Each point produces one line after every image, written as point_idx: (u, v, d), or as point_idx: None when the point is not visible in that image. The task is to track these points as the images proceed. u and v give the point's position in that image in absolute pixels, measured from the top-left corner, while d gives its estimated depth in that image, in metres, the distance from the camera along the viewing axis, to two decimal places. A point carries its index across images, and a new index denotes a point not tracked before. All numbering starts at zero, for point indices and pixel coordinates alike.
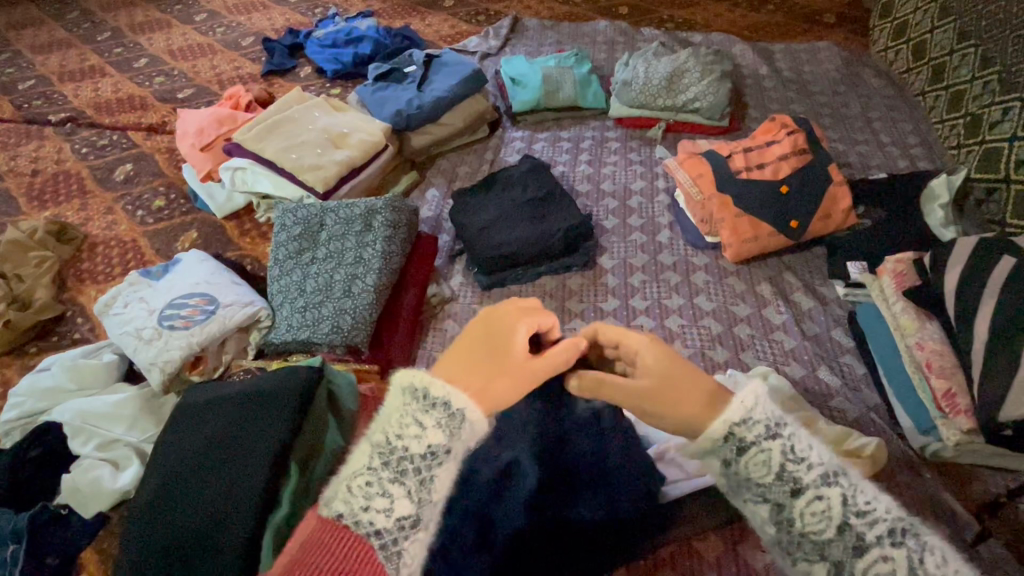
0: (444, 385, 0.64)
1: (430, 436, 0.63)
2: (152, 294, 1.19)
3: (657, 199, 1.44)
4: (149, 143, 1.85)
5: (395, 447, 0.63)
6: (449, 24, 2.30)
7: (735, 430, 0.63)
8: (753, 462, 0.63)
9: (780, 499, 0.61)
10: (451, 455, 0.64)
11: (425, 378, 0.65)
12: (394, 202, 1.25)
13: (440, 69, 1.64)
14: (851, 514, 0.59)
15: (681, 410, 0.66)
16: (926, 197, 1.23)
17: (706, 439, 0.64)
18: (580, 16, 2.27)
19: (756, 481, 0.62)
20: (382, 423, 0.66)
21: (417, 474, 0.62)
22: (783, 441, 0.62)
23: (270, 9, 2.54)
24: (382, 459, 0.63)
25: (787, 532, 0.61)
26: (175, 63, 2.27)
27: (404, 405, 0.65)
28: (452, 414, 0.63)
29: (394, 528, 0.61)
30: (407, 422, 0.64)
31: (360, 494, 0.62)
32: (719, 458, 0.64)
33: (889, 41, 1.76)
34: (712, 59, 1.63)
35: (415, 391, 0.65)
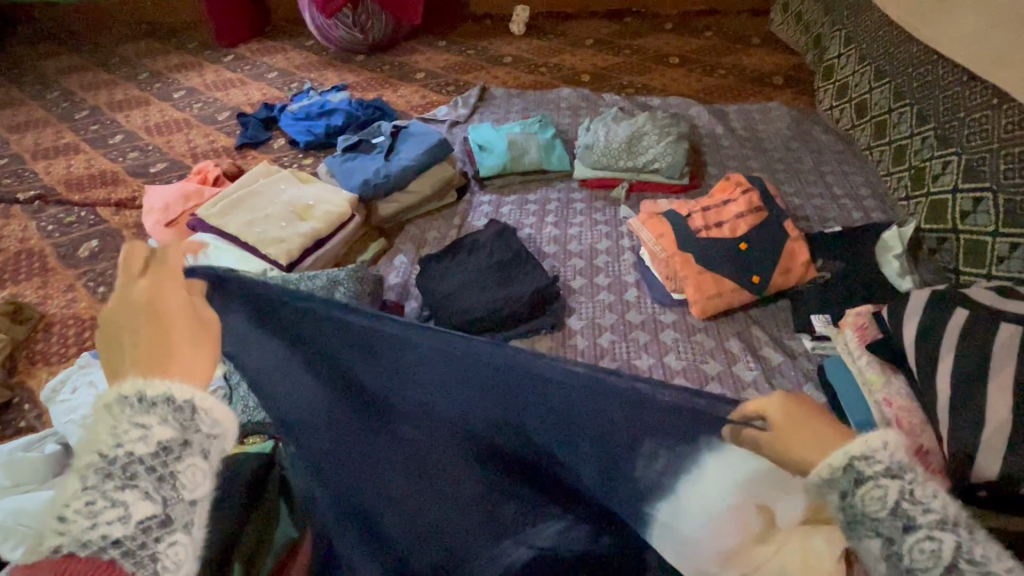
0: (159, 382, 0.55)
1: (155, 432, 0.54)
2: (102, 377, 1.14)
3: (623, 258, 1.46)
4: (117, 218, 1.84)
5: (115, 458, 0.53)
6: (420, 94, 2.40)
7: (857, 462, 0.55)
8: (868, 496, 0.55)
9: (892, 533, 0.54)
10: (190, 448, 0.55)
11: (132, 382, 0.55)
12: (355, 272, 1.24)
13: (407, 139, 1.68)
14: (963, 559, 0.53)
15: (812, 441, 0.57)
16: (881, 248, 1.26)
17: (827, 468, 0.56)
18: (545, 84, 2.39)
19: (871, 515, 0.55)
20: (90, 438, 0.54)
21: (153, 473, 0.54)
22: (905, 481, 0.55)
23: (247, 85, 2.64)
24: (103, 473, 0.53)
25: (894, 567, 0.54)
26: (150, 138, 2.31)
27: (113, 411, 0.54)
28: (179, 406, 0.55)
29: (134, 535, 0.52)
30: (124, 427, 0.53)
31: (77, 517, 0.51)
32: (831, 490, 0.56)
33: (834, 100, 1.87)
34: (668, 122, 1.70)
35: (124, 397, 0.54)
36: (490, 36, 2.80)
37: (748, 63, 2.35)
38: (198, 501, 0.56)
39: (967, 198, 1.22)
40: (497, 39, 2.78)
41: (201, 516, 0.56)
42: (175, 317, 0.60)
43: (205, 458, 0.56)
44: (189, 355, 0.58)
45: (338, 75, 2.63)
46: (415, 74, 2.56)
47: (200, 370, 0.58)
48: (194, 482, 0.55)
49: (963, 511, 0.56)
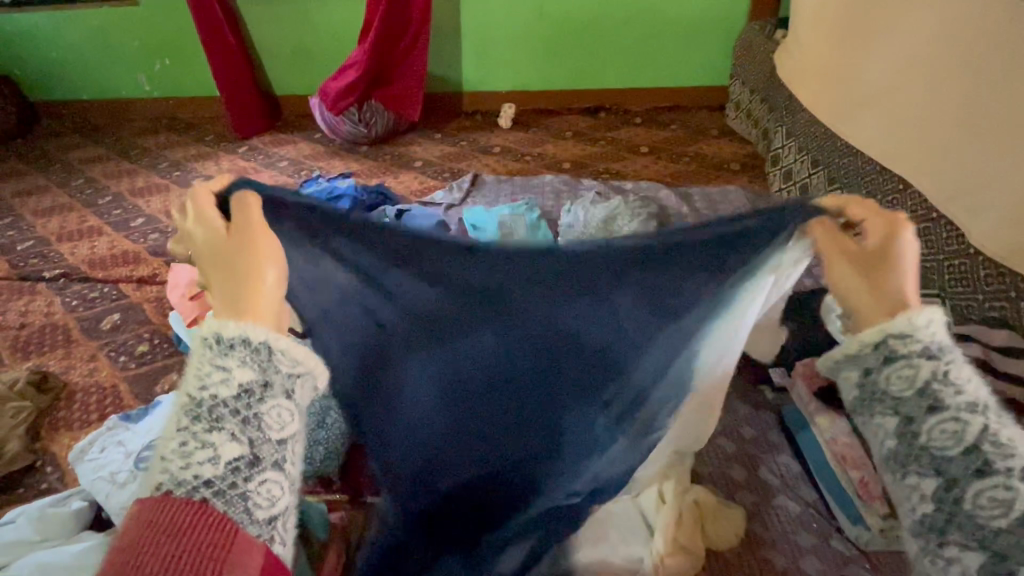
0: (235, 325, 0.64)
1: (237, 374, 0.63)
2: (130, 436, 1.24)
3: None
4: (138, 293, 1.99)
5: (203, 400, 0.62)
6: (419, 181, 2.67)
7: (891, 340, 0.66)
8: (895, 375, 0.66)
9: (912, 413, 0.65)
10: (271, 389, 0.64)
11: (212, 326, 0.64)
12: None
13: (409, 221, 1.89)
14: (985, 442, 0.62)
15: (865, 304, 0.69)
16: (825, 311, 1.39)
17: (857, 342, 0.68)
18: (531, 171, 2.69)
19: (891, 394, 0.66)
20: (183, 387, 0.64)
21: (238, 416, 0.62)
22: (939, 363, 0.65)
23: (260, 173, 2.91)
24: (197, 414, 0.61)
25: (910, 443, 0.64)
26: (170, 221, 2.52)
27: (200, 357, 0.64)
28: (255, 348, 0.64)
29: (227, 472, 0.60)
30: (208, 370, 0.63)
31: (177, 456, 0.60)
32: (856, 365, 0.68)
33: (782, 184, 2.15)
34: (639, 205, 1.95)
35: (208, 341, 0.64)
36: (481, 129, 3.15)
37: (709, 152, 2.68)
38: (283, 440, 0.64)
39: None
40: (487, 131, 3.12)
41: (284, 452, 0.64)
42: (258, 266, 0.69)
43: (286, 399, 0.66)
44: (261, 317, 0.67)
45: (344, 164, 2.92)
46: (414, 163, 2.85)
47: (275, 325, 0.68)
48: (280, 421, 0.64)
49: (992, 402, 0.65)
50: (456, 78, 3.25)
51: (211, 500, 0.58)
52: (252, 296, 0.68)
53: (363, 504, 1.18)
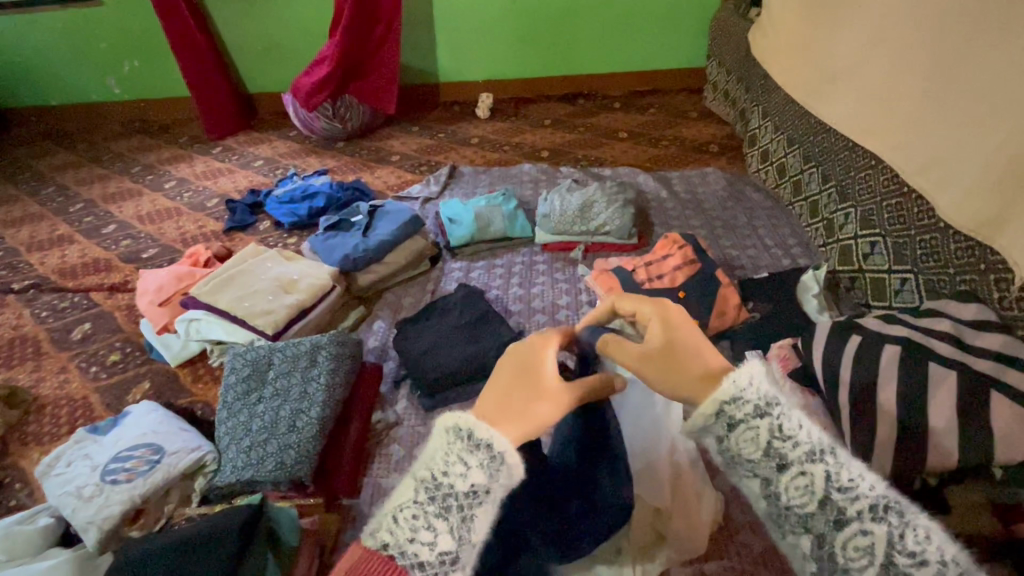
0: (488, 427, 0.66)
1: (473, 474, 0.65)
2: (97, 449, 1.22)
3: (581, 311, 1.61)
4: (109, 301, 1.95)
5: (441, 484, 0.66)
6: (396, 175, 2.63)
7: (726, 407, 0.69)
8: (742, 439, 0.69)
9: (768, 474, 0.68)
10: (490, 497, 0.66)
11: (468, 419, 0.67)
12: (336, 336, 1.34)
13: (383, 216, 1.86)
14: (833, 489, 0.65)
15: (681, 381, 0.74)
16: (801, 287, 1.43)
17: (701, 415, 0.70)
18: (509, 161, 2.66)
19: (746, 458, 0.69)
20: (427, 458, 0.68)
21: (459, 511, 0.66)
22: (772, 420, 0.68)
23: (235, 174, 2.86)
24: (428, 495, 0.66)
25: (777, 504, 0.68)
26: (142, 226, 2.47)
27: (449, 442, 0.67)
28: (494, 455, 0.65)
29: (436, 563, 0.64)
30: (452, 459, 0.66)
31: (405, 526, 0.66)
32: (709, 435, 0.71)
33: (760, 164, 2.13)
34: (616, 190, 1.92)
35: (460, 431, 0.67)
36: (459, 121, 3.10)
37: (687, 135, 2.66)
38: (479, 544, 0.67)
39: (865, 243, 1.41)
40: (465, 122, 3.07)
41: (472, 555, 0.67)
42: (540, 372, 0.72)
43: (493, 507, 0.67)
44: (512, 423, 0.67)
45: (320, 161, 2.87)
46: (391, 157, 2.81)
47: (521, 435, 0.67)
48: (481, 527, 0.67)
49: (832, 441, 0.69)
50: (432, 69, 3.19)
51: None
52: (530, 403, 0.69)
53: (339, 506, 1.20)
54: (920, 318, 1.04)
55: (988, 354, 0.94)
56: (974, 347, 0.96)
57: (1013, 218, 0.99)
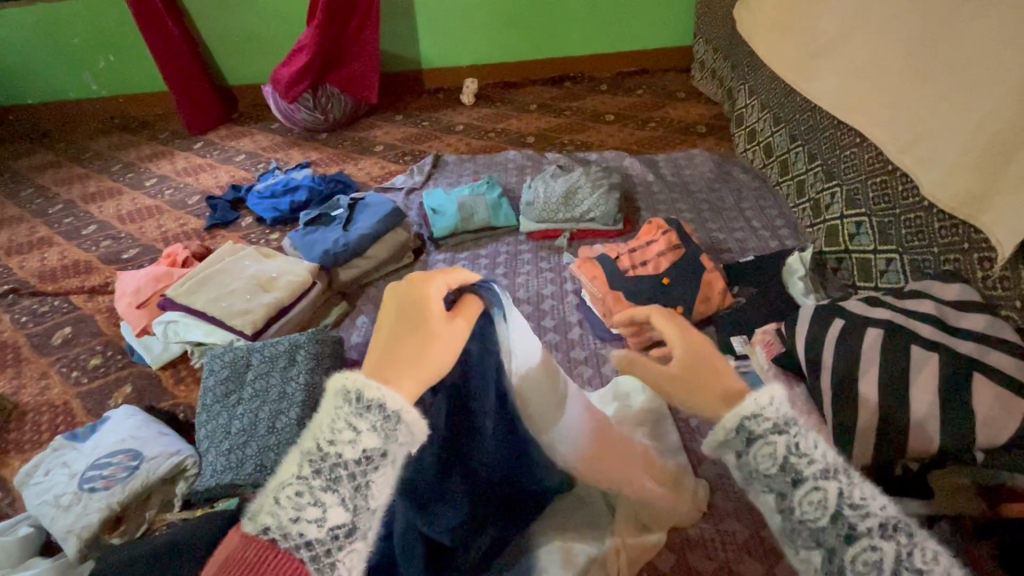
0: (379, 387, 0.64)
1: (363, 442, 0.63)
2: (75, 457, 1.20)
3: (566, 300, 1.59)
4: (90, 304, 1.92)
5: (328, 455, 0.63)
6: (380, 165, 2.58)
7: (748, 423, 0.67)
8: (759, 455, 0.67)
9: (783, 489, 0.66)
10: (386, 461, 0.65)
11: (356, 379, 0.64)
12: (314, 334, 1.32)
13: (363, 209, 1.82)
14: (845, 506, 0.64)
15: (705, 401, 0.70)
16: (787, 271, 1.40)
17: (722, 430, 0.67)
18: (494, 148, 2.61)
19: (762, 473, 0.67)
20: (311, 428, 0.65)
21: (352, 481, 0.64)
22: (789, 437, 0.66)
23: (216, 169, 2.80)
24: (314, 469, 0.63)
25: (789, 519, 0.66)
26: (123, 226, 2.42)
27: (336, 408, 0.63)
28: (387, 416, 0.63)
29: (327, 538, 0.62)
30: (340, 427, 0.63)
31: (288, 505, 0.62)
32: (728, 450, 0.69)
33: (747, 143, 2.09)
34: (601, 175, 1.89)
35: (348, 395, 0.63)
36: (443, 108, 3.04)
37: (675, 116, 2.61)
38: (375, 510, 0.66)
39: (851, 223, 1.38)
40: (449, 109, 3.01)
41: (372, 520, 0.67)
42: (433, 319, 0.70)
43: (391, 469, 0.66)
44: (408, 377, 0.66)
45: (303, 154, 2.82)
46: (375, 147, 2.76)
47: (418, 390, 0.67)
48: (379, 491, 0.66)
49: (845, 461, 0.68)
50: (414, 56, 3.12)
51: (308, 561, 0.62)
52: (424, 352, 0.68)
53: None
54: (903, 300, 1.03)
55: (972, 335, 0.92)
56: (958, 328, 0.94)
57: (997, 196, 0.96)
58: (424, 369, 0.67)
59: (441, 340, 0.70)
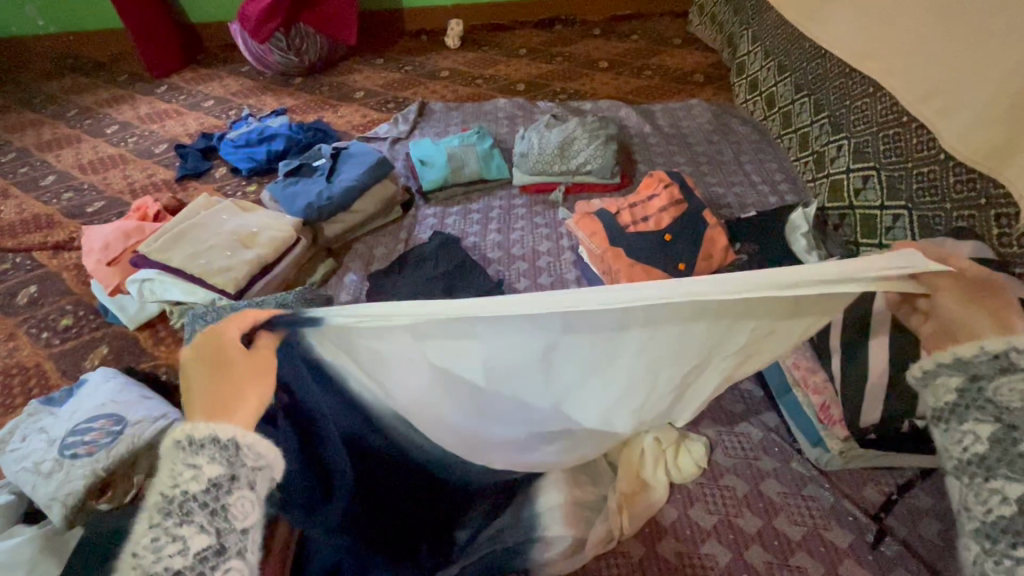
0: (204, 427, 0.57)
1: (207, 469, 0.56)
2: (53, 422, 1.14)
3: (563, 257, 1.55)
4: (56, 261, 1.80)
5: (174, 496, 0.56)
6: (361, 113, 2.43)
7: (1012, 353, 0.64)
8: (1007, 388, 0.64)
9: (1015, 420, 0.63)
10: (241, 481, 0.58)
11: (183, 427, 0.58)
12: (303, 294, 1.25)
13: (348, 159, 1.72)
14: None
15: (976, 318, 0.67)
16: (790, 228, 1.35)
17: (972, 347, 0.66)
18: (482, 96, 2.47)
19: (998, 403, 0.65)
20: (158, 476, 0.58)
21: (209, 508, 0.56)
22: None
23: (183, 115, 2.61)
24: (167, 513, 0.56)
25: (1010, 451, 0.63)
26: (85, 177, 2.26)
27: (172, 454, 0.57)
28: (224, 445, 0.57)
29: (193, 567, 0.54)
30: (179, 469, 0.57)
31: (144, 552, 0.54)
32: (958, 375, 0.68)
33: (747, 94, 2.01)
34: (597, 125, 1.80)
35: (180, 441, 0.57)
36: (427, 51, 2.85)
37: (671, 63, 2.49)
38: (250, 532, 0.58)
39: (858, 177, 1.35)
40: (433, 54, 2.83)
41: (251, 544, 0.58)
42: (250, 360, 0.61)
43: (252, 489, 0.58)
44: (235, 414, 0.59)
45: (277, 100, 2.63)
46: (354, 93, 2.58)
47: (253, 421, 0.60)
48: (247, 512, 0.58)
49: None
50: None
51: None
52: (237, 396, 0.59)
53: None
54: None
55: None
56: None
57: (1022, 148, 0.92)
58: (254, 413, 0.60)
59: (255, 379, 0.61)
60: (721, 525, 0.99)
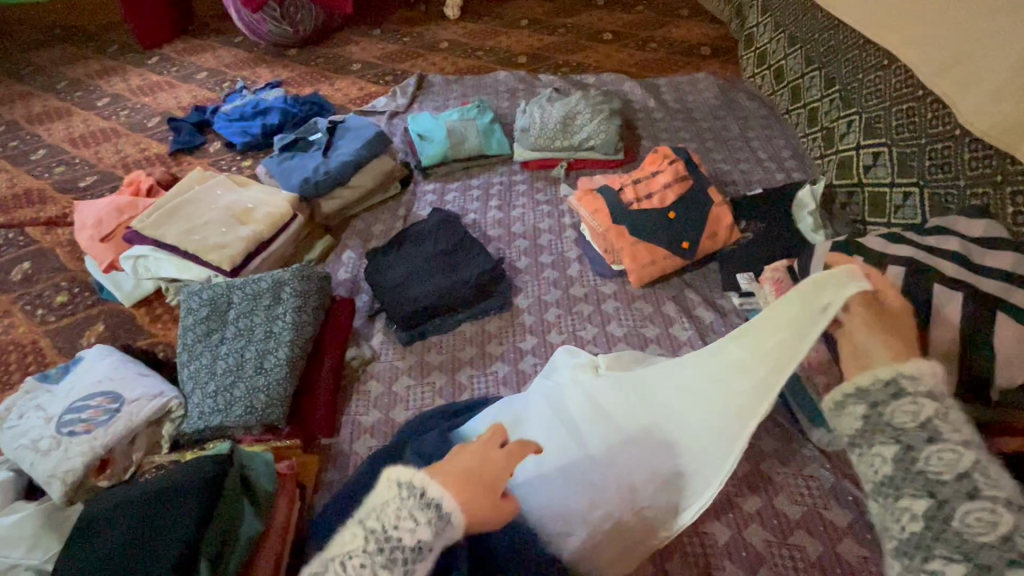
0: (438, 488, 0.63)
1: (420, 531, 0.60)
2: (50, 400, 1.13)
3: (565, 235, 1.52)
4: (49, 237, 1.77)
5: (387, 538, 0.60)
6: (358, 86, 2.37)
7: (903, 379, 0.66)
8: (898, 410, 0.64)
9: (911, 443, 0.62)
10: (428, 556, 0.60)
11: (418, 476, 0.64)
12: (300, 271, 1.23)
13: (344, 134, 1.67)
14: (979, 473, 0.59)
15: (893, 349, 0.71)
16: (796, 205, 1.34)
17: (871, 378, 0.67)
18: (482, 68, 2.40)
19: (893, 424, 0.64)
20: (375, 510, 0.63)
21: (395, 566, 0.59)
22: (942, 406, 0.63)
23: (176, 88, 2.54)
24: (377, 547, 0.59)
25: (904, 469, 0.62)
26: (77, 151, 2.21)
27: (397, 497, 0.63)
28: (441, 513, 0.62)
29: None
30: (399, 514, 0.61)
31: None
32: (858, 402, 0.67)
33: (755, 68, 1.95)
34: (601, 99, 1.75)
35: (411, 486, 0.63)
36: (425, 22, 2.76)
37: (677, 36, 2.42)
38: None
39: (868, 153, 1.32)
40: (432, 24, 2.74)
41: None
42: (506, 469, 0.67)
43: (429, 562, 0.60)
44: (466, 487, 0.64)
45: (272, 72, 2.56)
46: (351, 66, 2.51)
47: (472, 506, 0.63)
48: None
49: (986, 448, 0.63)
50: None
51: None
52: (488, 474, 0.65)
53: (318, 447, 1.13)
54: (926, 236, 0.98)
55: (994, 273, 0.89)
56: (983, 267, 0.91)
57: None
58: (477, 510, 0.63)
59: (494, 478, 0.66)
60: (721, 504, 0.99)
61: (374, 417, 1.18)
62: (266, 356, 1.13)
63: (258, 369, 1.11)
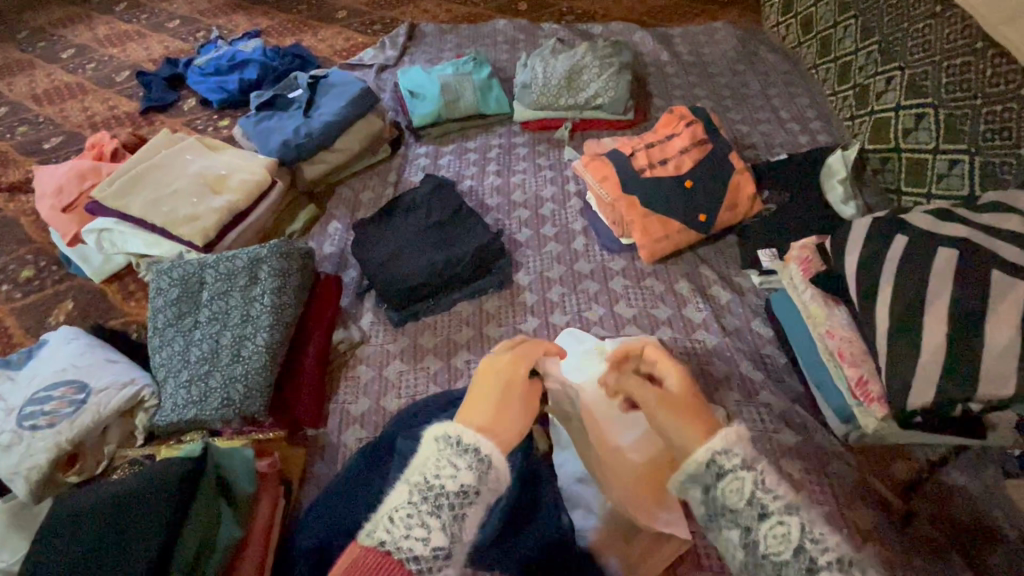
0: (474, 434, 0.66)
1: (463, 476, 0.63)
2: (11, 389, 1.05)
3: (569, 204, 1.40)
4: (12, 205, 1.64)
5: (432, 486, 0.63)
6: (344, 36, 2.17)
7: (717, 458, 0.68)
8: (728, 489, 0.67)
9: (748, 523, 0.65)
10: (480, 497, 0.63)
11: (457, 426, 0.67)
12: (278, 247, 1.12)
13: (328, 90, 1.52)
14: (807, 540, 0.62)
15: (688, 427, 0.72)
16: (826, 172, 1.21)
17: (694, 463, 0.69)
18: (479, 16, 2.20)
19: (728, 507, 0.67)
20: (417, 465, 0.66)
21: (449, 509, 0.62)
22: (756, 474, 0.66)
23: (146, 38, 2.33)
24: (421, 495, 0.63)
25: (751, 555, 0.64)
26: (41, 108, 2.04)
27: (439, 449, 0.66)
28: (482, 457, 0.64)
29: (429, 558, 0.60)
30: (443, 463, 0.64)
31: (399, 525, 0.61)
32: (700, 484, 0.69)
33: (779, 16, 1.77)
34: (609, 51, 1.59)
35: (449, 437, 0.66)
36: None
37: None
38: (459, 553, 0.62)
39: (910, 115, 1.19)
40: None
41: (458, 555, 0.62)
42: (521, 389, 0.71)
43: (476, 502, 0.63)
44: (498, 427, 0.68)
45: (250, 19, 2.35)
46: (336, 13, 2.30)
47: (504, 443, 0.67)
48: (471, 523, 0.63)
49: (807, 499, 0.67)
50: None
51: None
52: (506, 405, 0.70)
53: (304, 439, 1.06)
54: (981, 214, 0.87)
55: None
56: None
57: None
58: (509, 440, 0.68)
59: (524, 402, 0.71)
60: None
61: (364, 406, 1.09)
62: (242, 344, 1.03)
63: (235, 357, 1.02)
